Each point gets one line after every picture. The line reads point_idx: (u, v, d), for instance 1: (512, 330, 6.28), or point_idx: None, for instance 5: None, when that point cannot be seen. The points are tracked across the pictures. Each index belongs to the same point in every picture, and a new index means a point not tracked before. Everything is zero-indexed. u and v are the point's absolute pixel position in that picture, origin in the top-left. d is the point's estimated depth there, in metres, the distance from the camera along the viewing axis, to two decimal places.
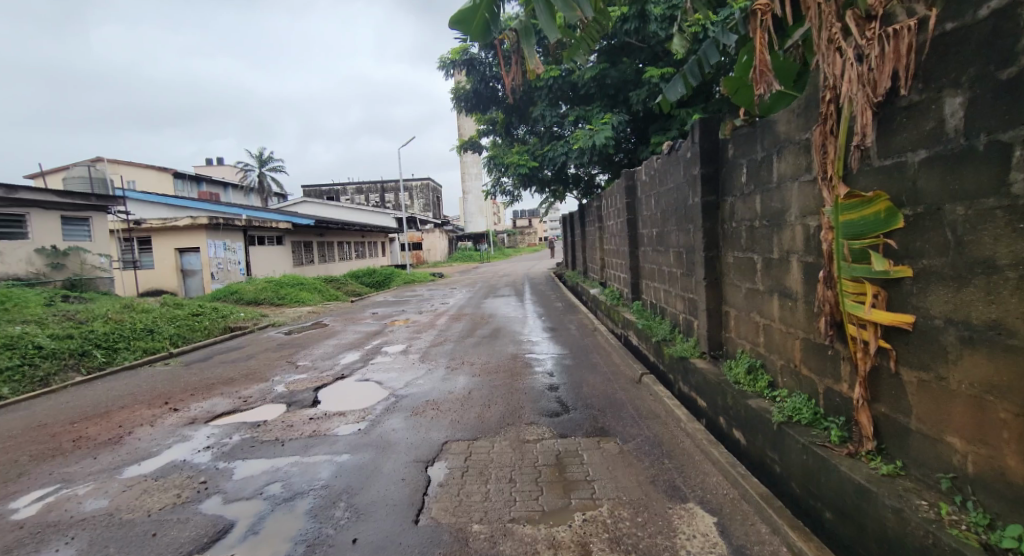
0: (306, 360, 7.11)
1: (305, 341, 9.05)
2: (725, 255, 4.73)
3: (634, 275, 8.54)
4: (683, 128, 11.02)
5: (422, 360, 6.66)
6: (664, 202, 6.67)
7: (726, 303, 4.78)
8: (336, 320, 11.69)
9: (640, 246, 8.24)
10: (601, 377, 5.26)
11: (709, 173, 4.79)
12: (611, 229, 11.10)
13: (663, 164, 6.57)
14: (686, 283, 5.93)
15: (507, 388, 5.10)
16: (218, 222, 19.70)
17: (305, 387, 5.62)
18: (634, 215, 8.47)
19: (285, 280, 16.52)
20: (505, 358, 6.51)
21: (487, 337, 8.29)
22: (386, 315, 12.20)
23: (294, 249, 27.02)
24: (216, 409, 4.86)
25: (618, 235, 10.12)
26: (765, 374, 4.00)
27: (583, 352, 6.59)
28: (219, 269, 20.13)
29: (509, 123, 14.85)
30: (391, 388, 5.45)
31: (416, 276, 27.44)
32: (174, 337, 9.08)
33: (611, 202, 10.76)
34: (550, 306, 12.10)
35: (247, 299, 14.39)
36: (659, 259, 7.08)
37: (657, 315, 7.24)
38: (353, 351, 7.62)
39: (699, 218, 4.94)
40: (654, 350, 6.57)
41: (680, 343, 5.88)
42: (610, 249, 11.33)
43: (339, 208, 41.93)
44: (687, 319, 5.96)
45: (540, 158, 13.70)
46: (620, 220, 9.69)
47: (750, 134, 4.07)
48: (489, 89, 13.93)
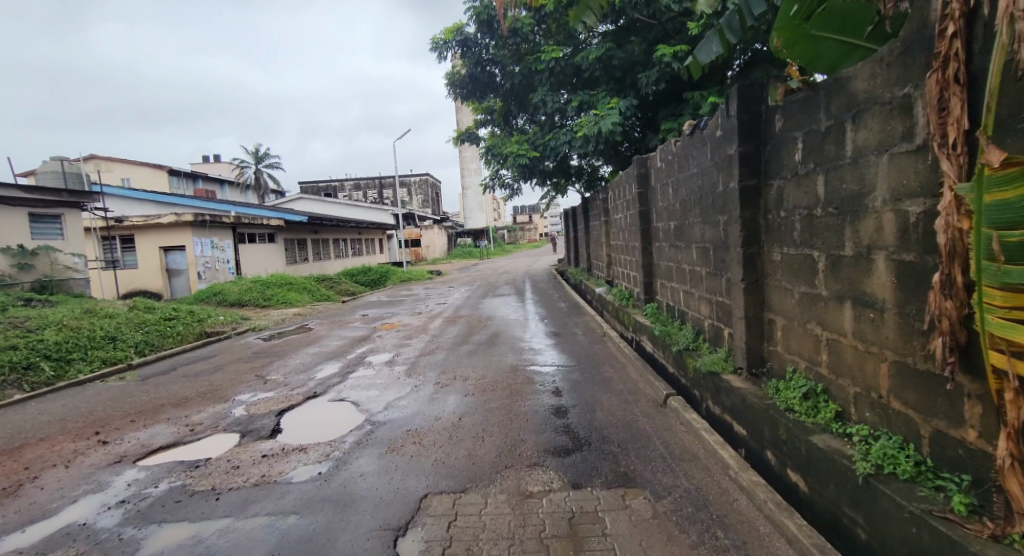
0: (277, 373, 6.28)
1: (283, 348, 8.22)
2: (769, 251, 3.89)
3: (646, 273, 7.70)
4: (696, 112, 10.19)
5: (409, 374, 5.83)
6: (685, 191, 5.86)
7: (770, 310, 3.94)
8: (322, 323, 10.86)
9: (654, 241, 7.41)
10: (618, 398, 4.43)
11: (750, 152, 3.94)
12: (618, 224, 10.28)
13: (684, 147, 5.75)
14: (714, 284, 5.09)
15: (505, 414, 4.26)
16: (205, 219, 18.89)
17: (269, 409, 4.80)
18: (647, 207, 7.64)
19: (273, 280, 15.72)
20: (502, 370, 5.69)
21: (483, 343, 7.47)
22: (377, 318, 11.39)
23: (287, 247, 26.22)
24: (154, 442, 4.03)
25: (627, 231, 9.30)
26: (829, 402, 3.17)
27: (593, 364, 5.75)
28: (207, 268, 19.34)
29: (507, 111, 14.00)
30: (369, 411, 4.62)
31: (413, 273, 26.63)
32: (140, 346, 8.27)
33: (618, 194, 9.92)
34: (553, 306, 11.28)
35: (231, 300, 13.59)
36: (679, 255, 6.25)
37: (676, 320, 6.43)
38: (333, 362, 6.81)
39: (736, 206, 4.10)
40: (675, 360, 5.75)
41: (707, 355, 5.06)
42: (617, 245, 10.52)
43: (335, 204, 41.06)
44: (715, 326, 5.12)
45: (541, 148, 12.86)
46: (630, 212, 8.85)
47: (809, 99, 3.24)
48: (485, 74, 13.04)
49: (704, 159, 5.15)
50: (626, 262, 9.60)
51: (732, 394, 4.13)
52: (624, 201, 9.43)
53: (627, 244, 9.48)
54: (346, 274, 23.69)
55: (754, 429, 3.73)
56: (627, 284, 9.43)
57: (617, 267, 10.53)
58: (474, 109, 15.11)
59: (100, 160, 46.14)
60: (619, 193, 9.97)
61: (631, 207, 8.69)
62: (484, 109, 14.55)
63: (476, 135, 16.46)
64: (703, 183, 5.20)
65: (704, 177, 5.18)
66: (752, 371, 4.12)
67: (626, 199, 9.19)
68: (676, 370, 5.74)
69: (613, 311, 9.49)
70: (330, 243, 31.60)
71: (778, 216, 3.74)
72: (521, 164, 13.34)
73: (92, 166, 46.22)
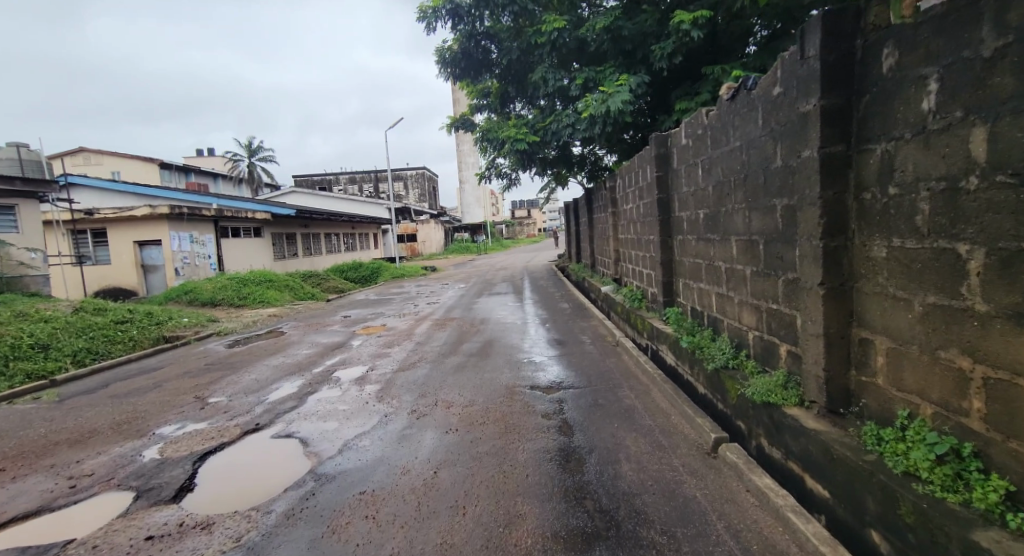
0: (222, 393, 5.18)
1: (243, 358, 7.11)
2: (863, 243, 2.80)
3: (666, 271, 6.63)
4: (717, 89, 9.15)
5: (382, 396, 4.76)
6: (722, 170, 4.76)
7: (864, 328, 2.85)
8: (298, 326, 9.78)
9: (676, 234, 6.32)
10: (646, 440, 3.35)
11: (837, 106, 2.84)
12: (628, 215, 9.20)
13: (723, 115, 4.65)
14: (767, 287, 4.01)
15: (496, 465, 3.17)
16: (182, 211, 17.81)
17: (192, 450, 3.71)
18: (667, 193, 6.54)
19: (251, 276, 14.62)
20: (496, 393, 4.61)
21: (475, 354, 6.39)
22: (360, 320, 10.31)
23: (274, 242, 25.18)
24: (13, 508, 2.94)
25: (640, 223, 8.21)
26: (988, 475, 2.11)
27: (608, 385, 4.66)
28: (185, 264, 18.30)
29: (504, 92, 12.86)
30: (321, 454, 3.54)
31: (406, 269, 25.54)
32: (78, 354, 7.17)
33: (630, 181, 8.85)
34: (555, 307, 10.22)
35: (203, 299, 12.50)
36: (711, 250, 5.17)
37: (706, 328, 5.36)
38: (295, 378, 5.72)
39: (812, 184, 3.01)
40: (710, 380, 4.68)
41: (757, 378, 4.00)
42: (627, 240, 9.44)
43: (328, 197, 39.87)
44: (767, 341, 4.05)
45: (541, 133, 11.76)
46: (644, 201, 7.78)
47: (957, 14, 2.16)
48: (480, 50, 11.90)
49: (754, 126, 4.05)
50: (638, 258, 8.54)
51: (805, 438, 3.06)
52: (637, 189, 8.34)
53: (639, 239, 8.41)
54: (336, 270, 22.58)
55: (846, 495, 2.67)
56: (640, 283, 8.37)
57: (627, 263, 9.46)
58: (469, 92, 13.97)
59: (86, 151, 44.81)
60: (630, 180, 8.88)
61: (646, 195, 7.62)
62: (479, 91, 13.38)
63: (470, 121, 15.27)
64: (752, 158, 4.11)
65: (753, 150, 4.09)
66: (833, 407, 3.05)
67: (639, 187, 8.12)
68: (711, 392, 4.67)
69: (624, 314, 8.43)
70: (321, 237, 30.53)
71: (882, 195, 2.65)
72: (519, 151, 12.24)
73: (78, 158, 44.89)
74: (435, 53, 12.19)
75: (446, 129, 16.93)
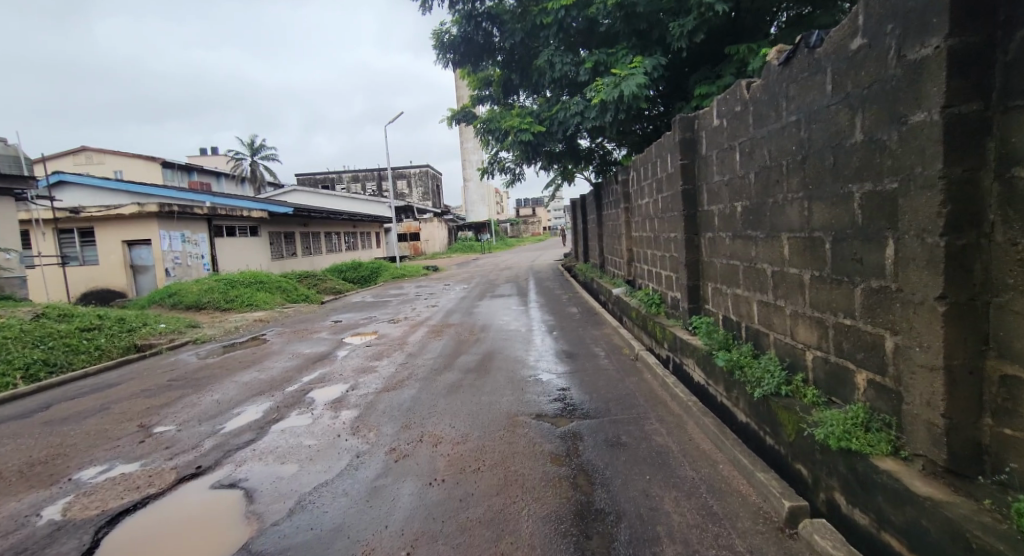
0: (172, 419, 4.38)
1: (213, 371, 6.31)
2: (1015, 241, 1.97)
3: (692, 274, 5.80)
4: (742, 71, 8.37)
5: (360, 427, 3.96)
6: (772, 152, 3.93)
7: (1011, 361, 2.02)
8: (283, 333, 9.01)
9: (705, 232, 5.49)
10: (692, 506, 2.52)
11: (973, 46, 2.01)
12: (644, 211, 8.37)
13: (772, 86, 3.82)
14: (836, 297, 3.19)
15: (492, 541, 2.36)
16: (172, 210, 17.14)
17: (105, 507, 2.91)
18: (694, 184, 5.71)
19: (241, 277, 13.88)
20: (495, 425, 3.80)
21: (473, 369, 5.58)
22: (351, 326, 9.54)
23: (271, 240, 24.52)
24: None
25: (659, 220, 7.37)
26: None
27: (631, 415, 3.83)
28: (176, 265, 17.66)
29: (507, 81, 12.03)
30: (266, 515, 2.74)
31: (407, 269, 24.78)
32: (30, 367, 6.42)
33: (646, 172, 8.02)
34: (563, 312, 9.41)
35: (187, 302, 11.76)
36: (754, 250, 4.34)
37: (746, 344, 4.52)
38: (263, 399, 4.92)
39: (927, 159, 2.18)
40: (756, 409, 3.84)
41: (823, 413, 3.16)
42: (642, 238, 8.63)
43: (329, 195, 39.18)
44: (837, 365, 3.23)
45: (547, 123, 10.94)
46: (664, 194, 6.96)
47: None
48: (482, 34, 11.10)
49: (821, 94, 3.22)
50: (656, 258, 7.72)
51: (915, 510, 2.23)
52: (655, 182, 7.52)
53: (657, 237, 7.58)
54: (334, 270, 21.85)
55: None
56: (659, 287, 7.53)
57: (642, 263, 8.65)
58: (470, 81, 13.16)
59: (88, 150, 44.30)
60: (646, 172, 8.04)
61: (667, 188, 6.78)
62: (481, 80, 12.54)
63: (471, 113, 14.44)
64: (818, 134, 3.27)
65: (819, 125, 3.26)
66: (955, 467, 2.22)
67: (658, 178, 7.29)
68: (758, 424, 3.83)
69: (642, 321, 7.62)
70: (321, 236, 29.85)
71: None
72: (523, 142, 11.40)
73: (79, 156, 44.41)
74: (433, 38, 11.40)
75: (446, 122, 16.16)
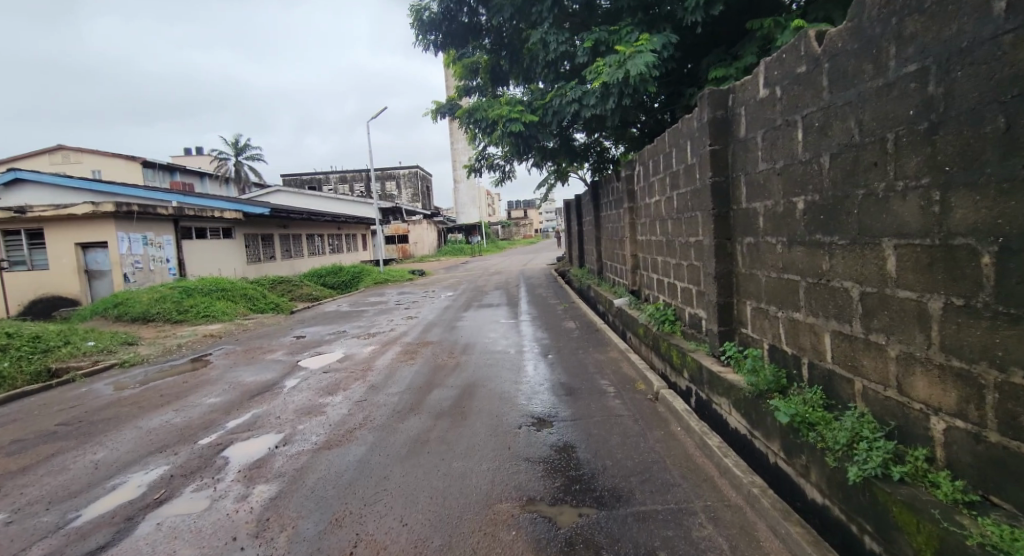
0: (13, 500, 3.13)
1: (122, 409, 5.05)
2: None
3: (724, 290, 4.62)
4: (766, 49, 7.28)
5: (271, 523, 2.74)
6: (865, 124, 2.75)
7: None
8: (231, 353, 7.76)
9: (744, 236, 4.32)
10: None
11: None
12: (654, 212, 7.20)
13: (870, 27, 2.65)
14: (1005, 342, 2.01)
15: None
16: (131, 210, 15.89)
17: None
18: (728, 176, 4.53)
19: (201, 285, 12.62)
20: (465, 524, 2.58)
21: (447, 412, 4.36)
22: (314, 344, 8.30)
23: (247, 243, 23.22)
24: None
25: (676, 221, 6.20)
26: None
27: (666, 506, 2.63)
28: (136, 270, 16.47)
29: (495, 67, 10.89)
30: None
31: (392, 273, 23.50)
32: None
33: (656, 166, 6.87)
34: (558, 327, 8.24)
35: (133, 314, 10.52)
36: (826, 262, 3.17)
37: (812, 390, 3.34)
38: (160, 458, 3.67)
39: None
40: (844, 493, 2.66)
41: (989, 528, 1.98)
42: (650, 243, 7.47)
43: (313, 196, 37.79)
44: (1001, 449, 2.05)
45: (540, 113, 9.76)
46: (682, 190, 5.80)
47: None
48: (466, 13, 9.97)
49: (978, 23, 2.06)
50: (670, 268, 6.55)
51: None
52: (669, 177, 6.34)
53: (672, 242, 6.42)
54: (312, 276, 20.60)
55: None
56: (676, 300, 6.35)
57: (652, 273, 7.48)
58: (454, 70, 12.02)
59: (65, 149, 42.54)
60: (657, 167, 6.88)
61: (687, 182, 5.60)
62: (467, 67, 11.35)
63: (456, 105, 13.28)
64: (972, 87, 2.10)
65: (971, 72, 2.10)
66: None
67: (673, 172, 6.12)
68: (849, 515, 2.65)
69: (655, 342, 6.45)
70: (302, 239, 28.57)
71: None
72: (513, 134, 10.20)
73: (55, 154, 42.65)
74: (412, 18, 10.26)
75: (430, 116, 14.94)
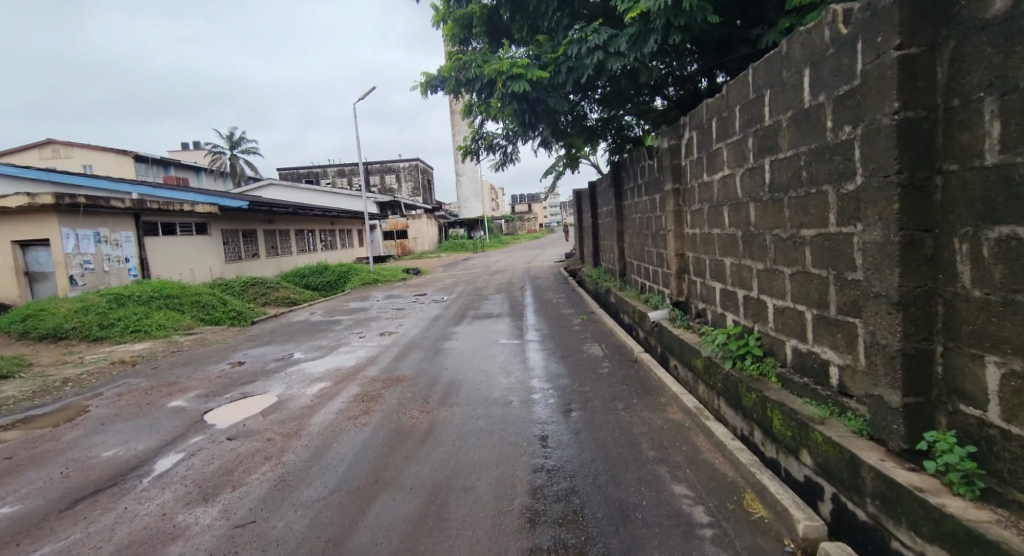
0: None
1: None
2: None
3: (922, 327, 2.44)
4: None
5: None
6: None
7: None
8: (127, 394, 5.64)
9: (989, 226, 2.14)
10: None
11: None
12: (723, 195, 5.02)
13: None
14: None
15: None
16: (77, 202, 13.89)
17: None
18: (937, 109, 2.34)
19: (143, 290, 10.59)
20: None
21: None
22: (248, 378, 6.17)
23: (226, 239, 21.18)
24: None
25: (772, 205, 4.01)
26: None
27: None
28: (86, 271, 14.58)
29: (493, 17, 8.71)
30: None
31: (384, 272, 21.33)
32: None
33: (730, 125, 4.71)
34: (578, 352, 6.10)
35: (41, 330, 8.46)
36: None
37: None
38: None
39: None
40: None
41: None
42: (716, 242, 5.28)
43: (306, 189, 35.67)
44: None
45: (551, 69, 7.58)
46: (793, 153, 3.62)
47: None
48: None
49: None
50: (757, 277, 4.39)
51: None
52: (759, 140, 4.15)
53: (762, 238, 4.23)
54: (294, 277, 18.60)
55: None
56: (771, 328, 4.18)
57: (718, 282, 5.29)
58: (443, 26, 9.82)
59: (54, 145, 40.38)
60: (731, 127, 4.70)
61: (811, 138, 3.40)
62: (459, 21, 9.14)
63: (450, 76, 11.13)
64: None
65: None
66: None
67: (771, 130, 3.93)
68: None
69: (737, 391, 4.28)
70: (291, 235, 26.52)
71: None
72: (516, 98, 8.04)
73: (42, 149, 40.78)
74: None
75: (419, 90, 12.68)
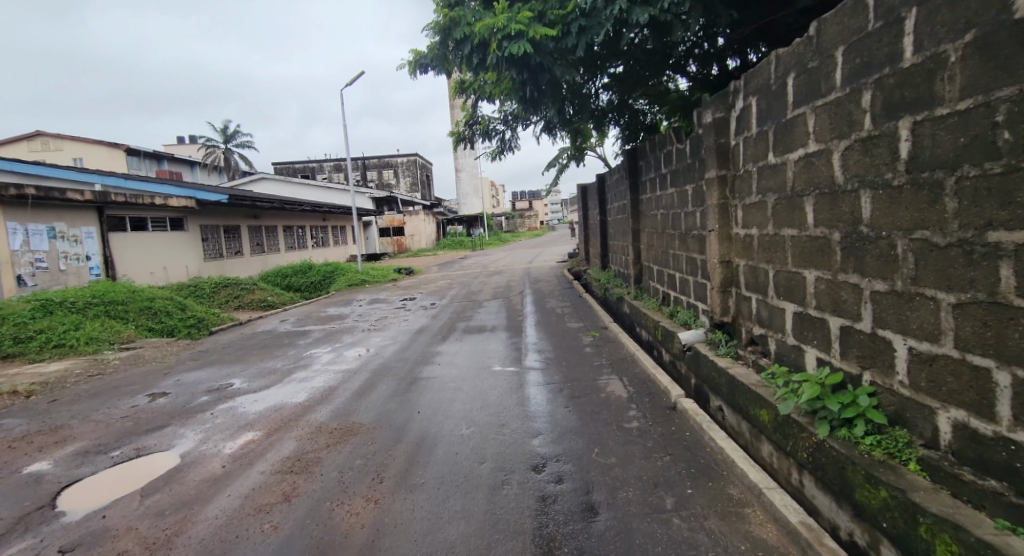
0: None
1: None
2: None
3: None
4: None
5: None
6: None
7: None
8: None
9: None
10: None
11: None
12: (805, 182, 3.56)
13: None
14: None
15: None
16: (25, 193, 12.41)
17: None
18: None
19: (81, 294, 9.17)
20: None
21: None
22: (159, 421, 4.70)
23: (206, 236, 19.69)
24: None
25: (918, 195, 2.56)
26: None
27: None
28: (37, 270, 13.15)
29: None
30: None
31: (373, 272, 19.90)
32: None
33: (825, 78, 3.24)
34: (593, 391, 4.63)
35: None
36: None
37: None
38: None
39: None
40: None
41: None
42: (790, 247, 3.82)
43: (298, 183, 34.16)
44: None
45: (559, 27, 6.10)
46: (983, 101, 2.18)
47: None
48: None
49: None
50: (871, 303, 2.94)
51: None
52: (889, 93, 2.69)
53: (885, 245, 2.79)
54: (274, 277, 17.14)
55: None
56: (901, 386, 2.73)
57: (791, 304, 3.85)
58: None
59: (41, 137, 38.67)
60: (826, 82, 3.24)
61: None
62: None
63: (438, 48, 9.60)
64: None
65: None
66: None
67: (919, 73, 2.47)
68: None
69: (843, 475, 2.84)
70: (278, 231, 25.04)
71: None
72: (514, 65, 6.56)
73: (34, 142, 38.44)
74: None
75: (407, 69, 11.16)
